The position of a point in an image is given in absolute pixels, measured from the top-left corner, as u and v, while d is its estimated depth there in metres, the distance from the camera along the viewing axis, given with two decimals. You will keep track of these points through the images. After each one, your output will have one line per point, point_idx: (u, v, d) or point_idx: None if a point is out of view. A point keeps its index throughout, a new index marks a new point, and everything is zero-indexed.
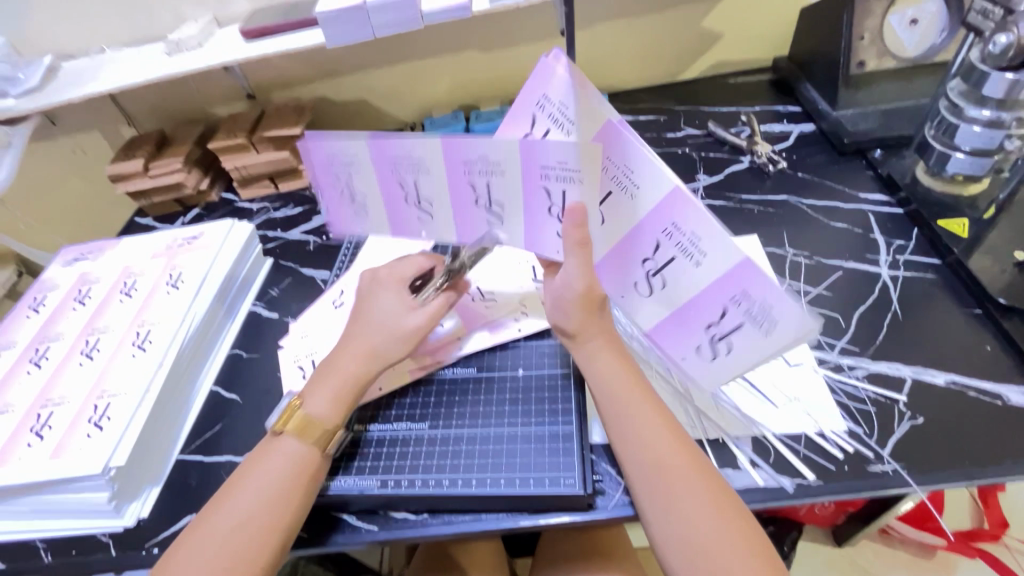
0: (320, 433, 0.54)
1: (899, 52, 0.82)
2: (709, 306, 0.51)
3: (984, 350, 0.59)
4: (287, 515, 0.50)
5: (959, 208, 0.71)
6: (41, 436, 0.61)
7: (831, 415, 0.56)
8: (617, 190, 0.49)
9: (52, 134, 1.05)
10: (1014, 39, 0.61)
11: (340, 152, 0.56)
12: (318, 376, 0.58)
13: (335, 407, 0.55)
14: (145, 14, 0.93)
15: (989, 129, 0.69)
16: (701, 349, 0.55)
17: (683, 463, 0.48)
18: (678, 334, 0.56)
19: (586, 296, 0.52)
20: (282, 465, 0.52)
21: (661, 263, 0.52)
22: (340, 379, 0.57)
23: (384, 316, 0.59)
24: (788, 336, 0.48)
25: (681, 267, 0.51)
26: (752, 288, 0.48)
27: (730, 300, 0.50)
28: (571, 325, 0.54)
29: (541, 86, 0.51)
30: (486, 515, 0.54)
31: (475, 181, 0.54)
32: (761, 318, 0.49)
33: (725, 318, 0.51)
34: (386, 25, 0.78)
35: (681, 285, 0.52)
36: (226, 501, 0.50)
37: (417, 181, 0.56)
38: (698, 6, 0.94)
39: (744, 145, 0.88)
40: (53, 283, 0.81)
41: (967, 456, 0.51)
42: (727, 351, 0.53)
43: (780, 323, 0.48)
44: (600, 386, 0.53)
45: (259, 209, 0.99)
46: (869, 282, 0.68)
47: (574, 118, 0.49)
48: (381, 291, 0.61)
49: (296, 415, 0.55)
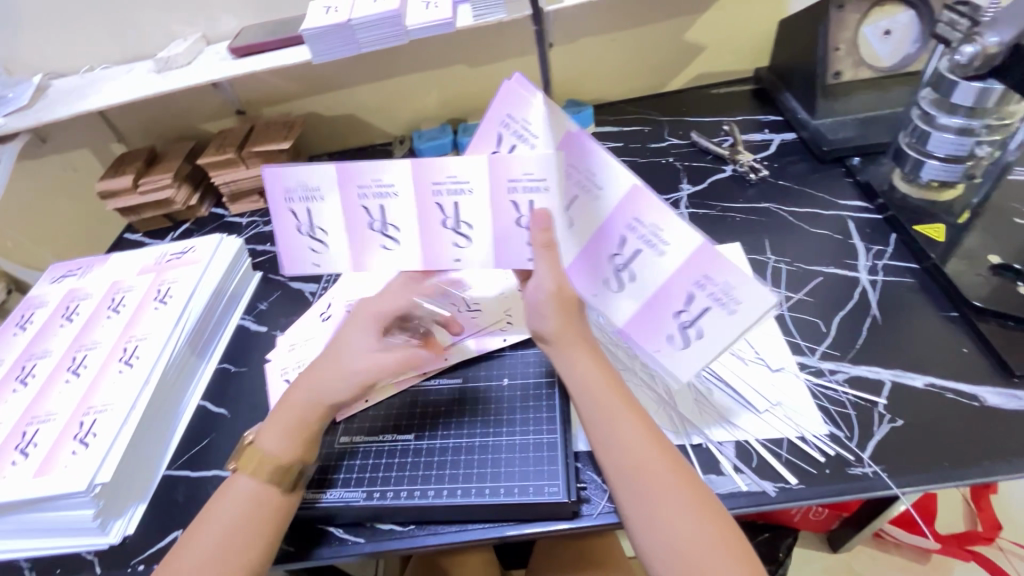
0: (275, 469, 0.53)
1: (873, 62, 0.84)
2: (676, 292, 0.52)
3: (962, 352, 0.60)
4: (256, 545, 0.50)
5: (936, 213, 0.73)
6: (26, 454, 0.61)
7: (812, 419, 0.57)
8: (583, 193, 0.53)
9: (42, 152, 1.06)
10: (980, 49, 0.61)
11: (303, 185, 0.56)
12: (285, 412, 0.55)
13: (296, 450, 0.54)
14: (135, 32, 0.94)
15: (961, 136, 0.71)
16: (672, 338, 0.54)
17: (667, 468, 0.49)
18: (647, 328, 0.55)
19: (557, 296, 0.53)
20: (240, 503, 0.51)
21: (630, 258, 0.53)
22: (307, 413, 0.55)
23: (353, 358, 0.55)
24: (752, 310, 0.50)
25: (646, 260, 0.52)
26: (712, 269, 0.50)
27: (694, 285, 0.51)
28: (546, 329, 0.54)
29: (506, 105, 0.54)
30: (473, 525, 0.55)
31: (444, 202, 0.54)
32: (725, 297, 0.50)
33: (692, 303, 0.52)
34: (372, 41, 0.79)
35: (650, 278, 0.53)
36: (196, 536, 0.50)
37: (456, 205, 0.54)
38: (679, 20, 0.96)
39: (726, 154, 0.90)
40: (41, 301, 0.81)
41: (945, 457, 0.52)
42: (692, 340, 0.53)
43: (743, 301, 0.50)
44: (583, 391, 0.53)
45: (249, 223, 1.00)
46: (849, 287, 0.69)
47: (537, 132, 0.53)
48: (354, 334, 0.57)
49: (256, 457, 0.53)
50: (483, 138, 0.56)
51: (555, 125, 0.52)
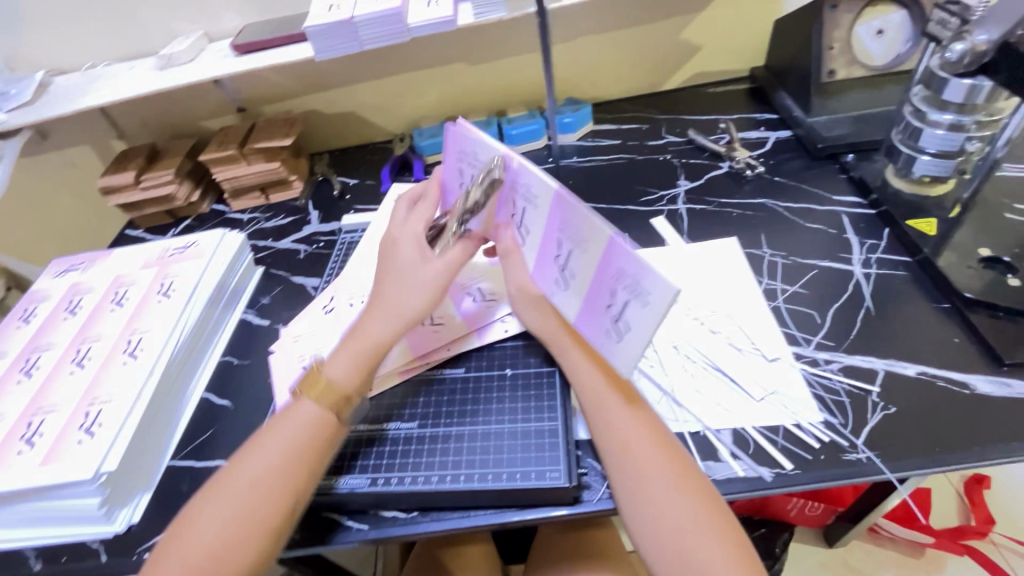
0: (339, 395, 0.55)
1: (866, 60, 0.85)
2: (602, 285, 0.51)
3: (953, 342, 0.62)
4: (294, 483, 0.51)
5: (927, 209, 0.74)
6: (31, 443, 0.61)
7: (808, 407, 0.58)
8: (526, 205, 0.55)
9: (43, 148, 1.06)
10: (969, 47, 0.63)
11: (473, 154, 0.58)
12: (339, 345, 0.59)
13: (355, 368, 0.57)
14: (137, 30, 0.95)
15: (952, 132, 0.72)
16: (609, 334, 0.52)
17: (659, 446, 0.51)
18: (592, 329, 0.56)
19: (522, 292, 0.59)
20: (300, 425, 0.54)
21: (565, 258, 0.53)
22: (365, 344, 0.58)
23: (406, 268, 0.59)
24: (661, 292, 0.46)
25: (574, 256, 0.52)
26: (624, 263, 0.47)
27: (614, 279, 0.49)
28: (528, 323, 0.60)
29: (461, 139, 0.59)
30: (475, 511, 0.55)
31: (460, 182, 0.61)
32: (638, 279, 0.47)
33: (615, 297, 0.50)
34: (374, 38, 0.80)
35: (582, 273, 0.52)
36: (243, 461, 0.52)
37: (525, 211, 0.56)
38: (676, 20, 0.97)
39: (723, 152, 0.91)
40: (44, 294, 0.81)
41: (937, 443, 0.53)
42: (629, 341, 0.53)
43: (652, 280, 0.46)
44: (580, 374, 0.56)
45: (250, 219, 1.00)
46: (844, 281, 0.70)
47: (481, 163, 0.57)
48: (400, 248, 0.61)
49: (319, 378, 0.56)
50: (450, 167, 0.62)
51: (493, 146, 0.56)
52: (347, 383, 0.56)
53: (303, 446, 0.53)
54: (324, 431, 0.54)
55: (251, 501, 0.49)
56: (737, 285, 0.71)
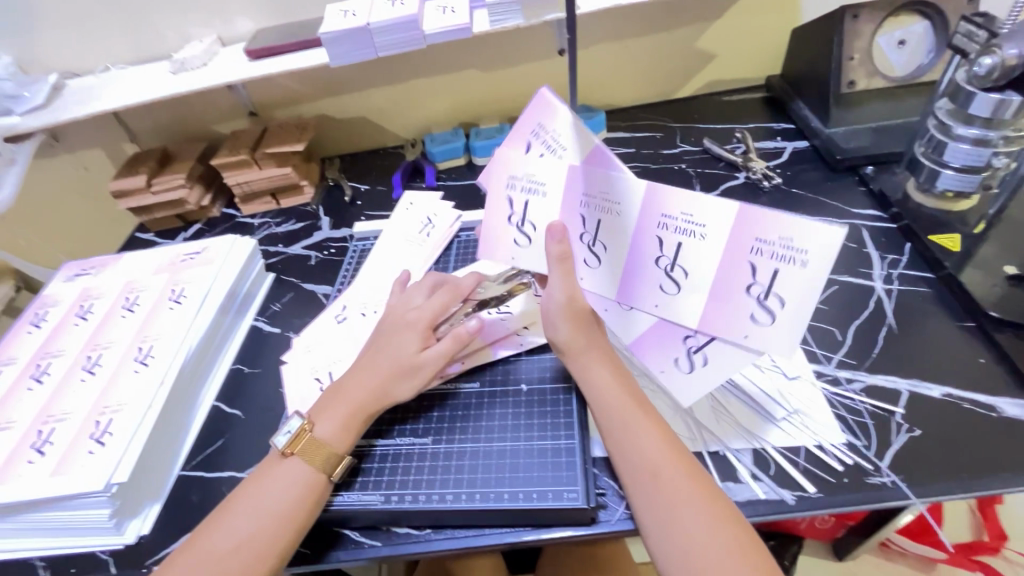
0: (329, 457, 0.54)
1: (888, 72, 0.85)
2: (720, 286, 0.50)
3: (979, 362, 0.60)
4: (280, 545, 0.50)
5: (950, 223, 0.73)
6: (42, 452, 0.61)
7: (830, 428, 0.57)
8: (605, 215, 0.53)
9: (55, 151, 1.06)
10: (998, 61, 0.62)
11: (530, 175, 0.55)
12: (324, 403, 0.58)
13: (345, 432, 0.56)
14: (151, 34, 0.94)
15: (977, 147, 0.71)
16: (678, 362, 0.54)
17: (684, 471, 0.49)
18: (666, 336, 0.55)
19: (569, 307, 0.54)
20: (287, 484, 0.52)
21: (674, 255, 0.51)
22: (353, 407, 0.57)
23: (398, 354, 0.59)
24: (825, 258, 0.45)
25: (691, 248, 0.50)
26: (763, 232, 0.47)
27: (750, 253, 0.48)
28: (559, 337, 0.56)
29: (538, 116, 0.54)
30: (490, 530, 0.54)
31: (514, 198, 0.56)
32: (787, 253, 0.46)
33: (757, 272, 0.48)
34: (390, 45, 0.79)
35: (701, 266, 0.50)
36: (226, 520, 0.50)
37: (600, 223, 0.54)
38: (692, 27, 0.96)
39: (739, 162, 0.90)
40: (55, 299, 0.81)
41: (964, 468, 0.52)
42: (704, 362, 0.53)
43: (810, 250, 0.45)
44: (602, 394, 0.54)
45: (260, 224, 1.00)
46: (865, 296, 0.69)
47: (545, 179, 0.54)
48: (397, 331, 0.60)
49: (306, 439, 0.55)
50: (515, 149, 0.55)
51: (581, 139, 0.51)
52: (339, 446, 0.55)
53: (293, 507, 0.51)
54: (314, 492, 0.53)
55: (237, 566, 0.48)
56: None
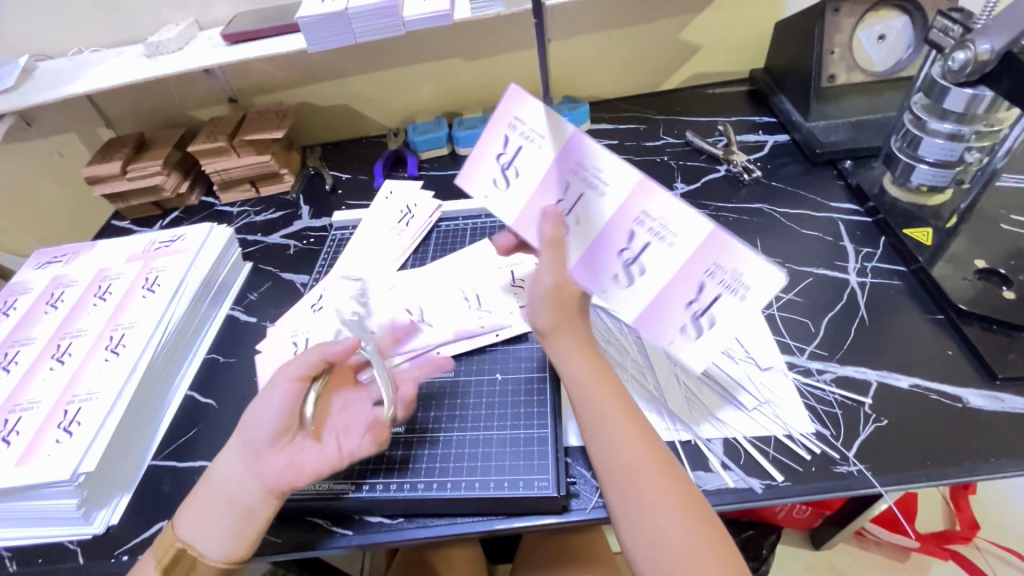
0: (208, 564, 0.50)
1: (866, 67, 0.85)
2: (620, 225, 0.51)
3: (946, 354, 0.61)
4: None
5: (924, 217, 0.74)
6: (8, 442, 0.60)
7: (800, 418, 0.57)
8: (586, 189, 0.52)
9: (27, 135, 1.03)
10: (971, 56, 0.61)
11: None
12: (194, 501, 0.52)
13: (256, 437, 0.52)
14: (125, 16, 0.92)
15: (950, 141, 0.71)
16: (685, 330, 0.53)
17: (659, 466, 0.49)
18: (664, 307, 0.53)
19: (556, 292, 0.53)
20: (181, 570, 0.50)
21: (575, 201, 0.53)
22: (215, 516, 0.50)
23: (256, 444, 0.51)
24: (690, 243, 0.50)
25: (589, 200, 0.52)
26: (650, 206, 0.50)
27: (633, 222, 0.51)
28: (540, 321, 0.53)
29: (511, 110, 0.52)
30: (462, 519, 0.55)
31: (572, 184, 0.52)
32: (661, 232, 0.50)
33: (631, 240, 0.52)
34: (368, 31, 0.78)
35: (597, 216, 0.52)
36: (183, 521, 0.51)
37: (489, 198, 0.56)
38: (677, 18, 0.96)
39: (720, 155, 0.90)
40: (25, 286, 0.79)
41: (928, 457, 0.53)
42: (711, 326, 0.51)
43: (678, 234, 0.50)
44: (578, 381, 0.53)
45: (239, 213, 0.99)
46: (838, 289, 0.69)
47: (518, 169, 0.54)
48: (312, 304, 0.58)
49: (174, 549, 0.50)
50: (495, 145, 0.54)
51: (553, 130, 0.51)
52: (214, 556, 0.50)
53: None
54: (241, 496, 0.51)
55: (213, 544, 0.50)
56: None
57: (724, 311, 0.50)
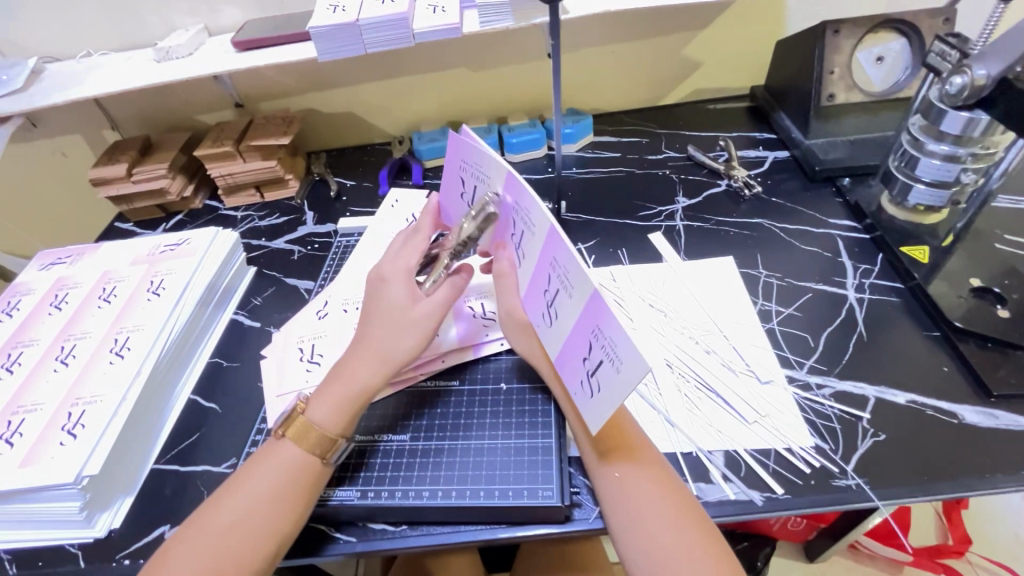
0: (321, 438, 0.53)
1: (866, 87, 0.87)
2: (540, 268, 0.52)
3: (942, 370, 0.62)
4: (276, 529, 0.49)
5: (920, 236, 0.75)
6: (11, 443, 0.60)
7: (799, 431, 0.58)
8: (524, 230, 0.54)
9: (32, 136, 1.04)
10: (968, 80, 0.64)
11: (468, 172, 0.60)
12: (324, 383, 0.57)
13: (339, 412, 0.55)
14: (136, 21, 0.93)
15: (947, 162, 0.72)
16: (584, 384, 0.50)
17: (658, 480, 0.50)
18: (572, 356, 0.51)
19: (510, 318, 0.59)
20: (280, 472, 0.52)
21: (520, 238, 0.55)
22: (349, 378, 0.56)
23: (395, 299, 0.58)
24: (586, 298, 0.46)
25: (529, 240, 0.53)
26: (559, 255, 0.48)
27: (552, 266, 0.50)
28: (517, 347, 0.60)
29: (462, 151, 0.59)
30: (465, 527, 0.55)
31: (517, 224, 0.55)
32: (567, 283, 0.48)
33: (550, 283, 0.51)
34: (378, 42, 0.79)
35: (530, 256, 0.54)
36: (223, 502, 0.50)
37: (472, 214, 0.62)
38: (680, 35, 0.98)
39: (721, 170, 0.91)
40: (28, 288, 0.79)
41: (924, 471, 0.54)
42: (600, 389, 0.48)
43: (579, 287, 0.47)
44: (575, 397, 0.55)
45: (244, 217, 0.99)
46: (837, 304, 0.71)
47: (480, 199, 0.59)
48: (386, 287, 0.59)
49: (298, 420, 0.54)
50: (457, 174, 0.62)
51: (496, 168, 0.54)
52: (332, 425, 0.54)
53: (288, 484, 0.51)
54: (309, 476, 0.53)
55: (252, 527, 0.49)
56: (732, 306, 0.72)
57: (614, 375, 0.45)
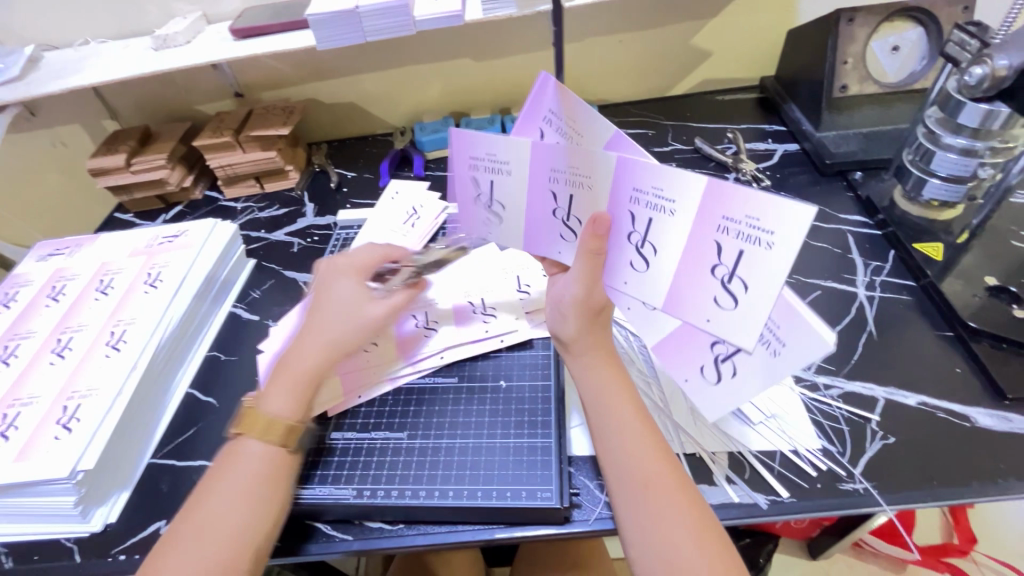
0: (287, 429, 0.53)
1: (879, 77, 0.84)
2: (621, 209, 0.48)
3: (955, 372, 0.61)
4: (255, 526, 0.48)
5: (934, 232, 0.73)
6: (6, 436, 0.59)
7: (806, 433, 0.57)
8: (653, 212, 0.46)
9: (32, 125, 1.03)
10: (989, 71, 0.61)
11: (492, 155, 0.53)
12: (275, 374, 0.56)
13: (297, 400, 0.54)
14: (134, 8, 0.91)
15: (964, 156, 0.71)
16: (705, 370, 0.52)
17: (675, 482, 0.48)
18: (692, 344, 0.53)
19: (584, 304, 0.53)
20: (256, 467, 0.51)
21: (645, 231, 0.48)
22: (302, 373, 0.56)
23: (343, 302, 0.60)
24: (792, 244, 0.40)
25: (660, 225, 0.47)
26: (730, 210, 0.42)
27: (717, 231, 0.44)
28: (566, 332, 0.55)
29: (546, 102, 0.54)
30: (463, 527, 0.54)
31: (558, 191, 0.51)
32: (754, 235, 0.42)
33: (722, 254, 0.44)
34: (378, 30, 0.77)
35: (670, 243, 0.47)
36: (202, 506, 0.49)
37: (492, 183, 0.55)
38: (690, 23, 0.95)
39: (729, 162, 0.89)
40: (26, 279, 0.79)
41: (935, 476, 0.52)
42: (734, 372, 0.50)
43: (777, 233, 0.41)
44: (594, 395, 0.53)
45: (243, 208, 0.98)
46: (846, 302, 0.69)
47: (506, 158, 0.52)
48: (336, 284, 0.61)
49: (258, 417, 0.53)
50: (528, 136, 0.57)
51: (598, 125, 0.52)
52: (292, 414, 0.54)
53: (263, 483, 0.50)
54: (280, 465, 0.52)
55: (232, 525, 0.48)
56: None
57: (758, 272, 0.43)
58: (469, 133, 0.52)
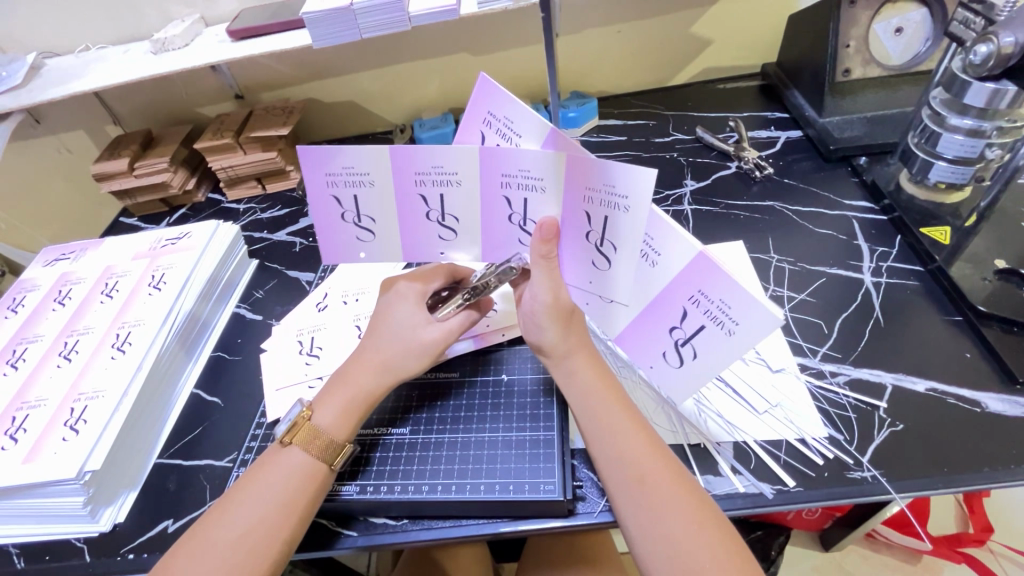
0: (329, 445, 0.53)
1: (883, 59, 0.82)
2: (576, 208, 0.49)
3: (964, 357, 0.59)
4: (285, 534, 0.49)
5: (942, 216, 0.72)
6: (15, 439, 0.60)
7: (812, 422, 0.56)
8: (610, 210, 0.47)
9: (36, 132, 1.04)
10: (994, 49, 0.60)
11: (438, 168, 0.52)
12: (328, 388, 0.57)
13: (345, 418, 0.54)
14: (132, 12, 0.92)
15: (971, 137, 0.69)
16: (667, 356, 0.54)
17: (674, 479, 0.47)
18: (653, 330, 0.54)
19: (554, 306, 0.53)
20: (290, 476, 0.51)
21: (602, 229, 0.49)
22: (353, 392, 0.55)
23: (403, 327, 0.57)
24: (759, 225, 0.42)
25: (614, 222, 0.47)
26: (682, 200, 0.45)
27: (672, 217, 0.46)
28: (544, 339, 0.54)
29: (487, 102, 0.53)
30: (466, 521, 0.54)
31: (511, 195, 0.52)
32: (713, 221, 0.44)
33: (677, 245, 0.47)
34: (373, 26, 0.77)
35: (630, 239, 0.48)
36: (229, 511, 0.49)
37: (443, 197, 0.54)
38: (689, 12, 0.94)
39: (731, 151, 0.88)
40: (34, 283, 0.80)
41: (945, 463, 0.52)
42: (694, 355, 0.52)
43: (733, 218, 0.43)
44: (587, 392, 0.52)
45: (245, 210, 0.99)
46: (853, 289, 0.68)
47: (455, 168, 0.52)
48: (395, 303, 0.59)
49: (305, 428, 0.53)
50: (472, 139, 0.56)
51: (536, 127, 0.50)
52: (339, 434, 0.53)
53: (298, 496, 0.50)
54: (317, 481, 0.52)
55: (264, 532, 0.48)
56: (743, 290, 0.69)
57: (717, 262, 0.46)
58: (412, 149, 0.50)
